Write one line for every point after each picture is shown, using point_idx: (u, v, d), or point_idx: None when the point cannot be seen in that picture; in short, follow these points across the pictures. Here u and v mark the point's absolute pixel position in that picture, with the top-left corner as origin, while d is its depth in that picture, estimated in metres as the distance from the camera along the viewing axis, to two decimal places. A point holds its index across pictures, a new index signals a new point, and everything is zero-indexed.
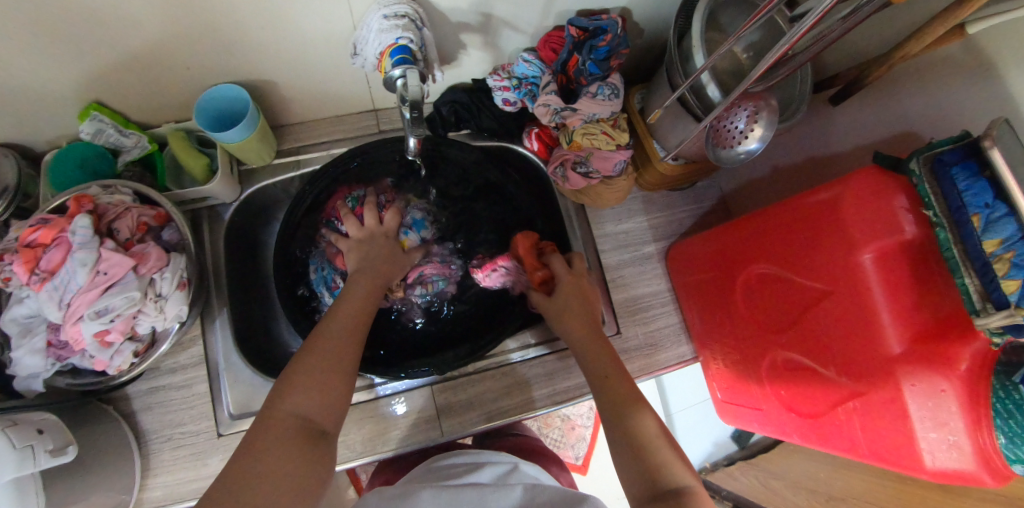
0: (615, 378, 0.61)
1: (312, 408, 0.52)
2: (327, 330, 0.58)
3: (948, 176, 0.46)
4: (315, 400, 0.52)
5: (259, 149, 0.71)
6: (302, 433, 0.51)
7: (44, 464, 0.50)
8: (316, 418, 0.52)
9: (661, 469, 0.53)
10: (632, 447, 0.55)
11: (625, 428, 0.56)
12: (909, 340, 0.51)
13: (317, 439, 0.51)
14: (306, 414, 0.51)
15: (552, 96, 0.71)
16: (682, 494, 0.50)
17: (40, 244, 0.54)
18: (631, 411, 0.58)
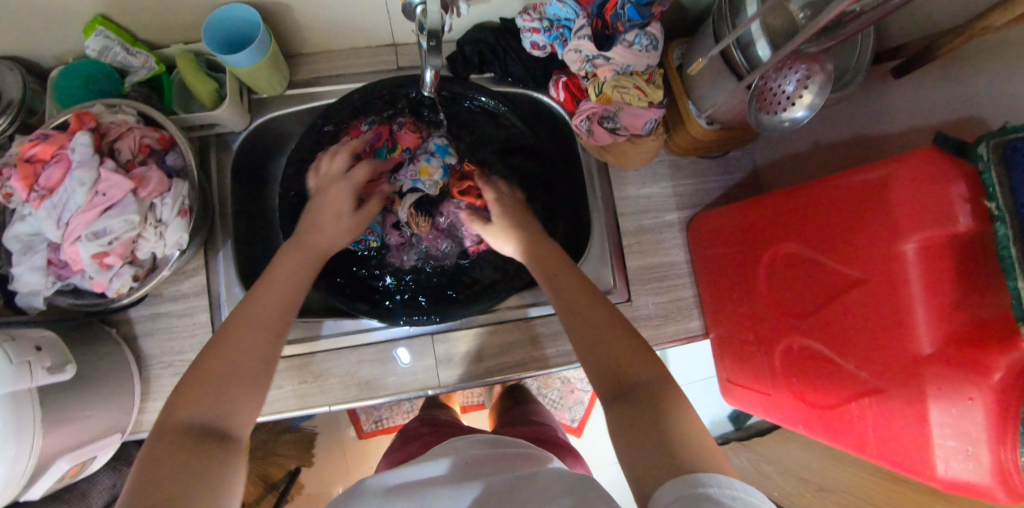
0: (595, 305, 0.57)
1: (207, 415, 0.46)
2: (229, 321, 0.52)
3: (1020, 167, 0.40)
4: (213, 399, 0.46)
5: (270, 78, 0.67)
6: (195, 435, 0.44)
7: (40, 380, 0.50)
8: (217, 422, 0.46)
9: (636, 374, 0.51)
10: (611, 370, 0.51)
11: (617, 359, 0.52)
12: (941, 341, 0.47)
13: (217, 441, 0.45)
14: (200, 421, 0.45)
15: (585, 41, 0.66)
16: (650, 394, 0.48)
17: (40, 160, 0.53)
18: (621, 344, 0.53)
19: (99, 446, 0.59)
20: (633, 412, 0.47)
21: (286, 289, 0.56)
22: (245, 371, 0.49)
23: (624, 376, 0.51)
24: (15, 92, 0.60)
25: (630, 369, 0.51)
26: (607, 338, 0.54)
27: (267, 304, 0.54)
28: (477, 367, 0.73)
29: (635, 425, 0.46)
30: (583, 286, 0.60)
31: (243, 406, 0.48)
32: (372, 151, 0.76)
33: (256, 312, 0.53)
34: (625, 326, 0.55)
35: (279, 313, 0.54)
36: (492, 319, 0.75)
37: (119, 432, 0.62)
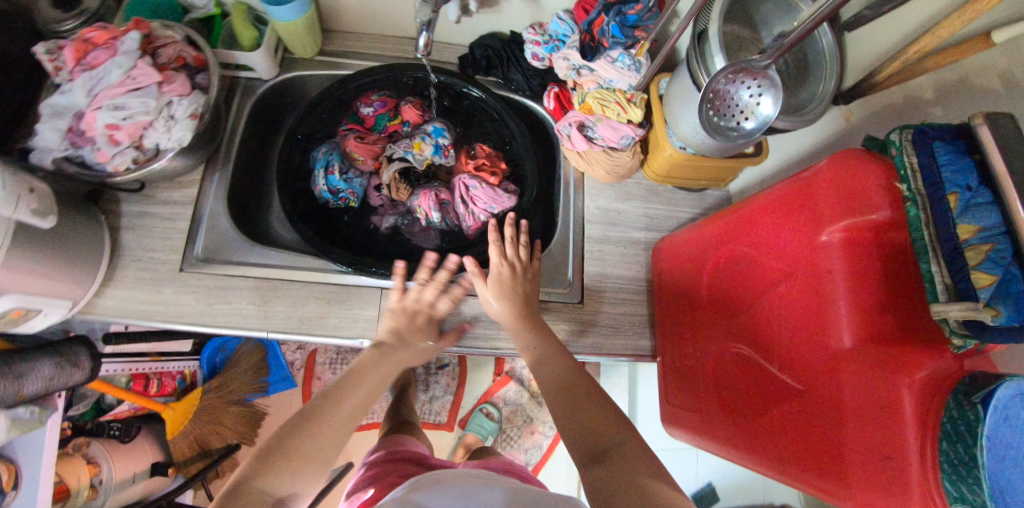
0: (587, 403, 0.57)
1: (285, 489, 0.50)
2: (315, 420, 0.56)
3: (928, 149, 0.42)
4: (288, 478, 0.51)
5: (304, 37, 0.78)
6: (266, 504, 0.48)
7: (21, 215, 0.56)
8: (279, 491, 0.50)
9: (611, 436, 0.52)
10: (588, 438, 0.53)
11: (596, 424, 0.54)
12: (861, 336, 0.46)
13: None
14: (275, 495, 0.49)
15: (573, 51, 0.73)
16: (623, 453, 0.50)
17: (93, 43, 0.65)
18: (602, 416, 0.55)
19: (48, 302, 0.63)
20: (609, 470, 0.48)
21: (365, 397, 0.62)
22: (323, 452, 0.54)
23: (599, 440, 0.52)
24: (94, 4, 0.77)
25: (599, 436, 0.53)
26: (591, 407, 0.56)
27: (361, 382, 0.63)
28: None
29: (607, 481, 0.47)
30: (573, 369, 0.63)
31: (296, 479, 0.51)
32: (374, 116, 0.85)
33: (331, 426, 0.56)
34: (609, 404, 0.57)
35: (354, 415, 0.60)
36: (445, 289, 0.75)
37: (69, 300, 0.66)
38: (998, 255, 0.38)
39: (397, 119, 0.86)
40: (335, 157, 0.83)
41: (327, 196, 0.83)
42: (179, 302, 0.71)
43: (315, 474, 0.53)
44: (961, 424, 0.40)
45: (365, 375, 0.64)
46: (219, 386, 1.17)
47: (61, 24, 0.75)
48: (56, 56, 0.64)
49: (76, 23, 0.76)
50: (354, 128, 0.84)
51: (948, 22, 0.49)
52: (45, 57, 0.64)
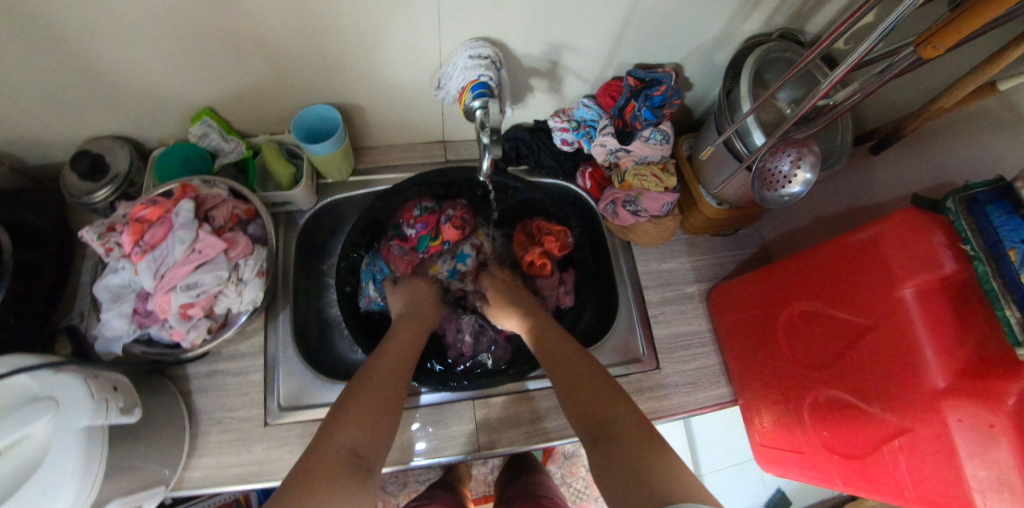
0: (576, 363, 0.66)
1: (356, 441, 0.55)
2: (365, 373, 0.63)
3: (984, 213, 0.50)
4: (359, 434, 0.55)
5: (340, 164, 0.79)
6: (343, 459, 0.52)
7: (112, 419, 0.56)
8: (355, 449, 0.54)
9: (606, 414, 0.59)
10: (593, 413, 0.60)
11: (594, 403, 0.61)
12: (952, 375, 0.52)
13: (363, 471, 0.53)
14: (351, 447, 0.54)
15: (610, 138, 0.78)
16: (622, 434, 0.56)
17: (147, 220, 0.62)
18: (594, 382, 0.63)
19: (146, 495, 0.60)
20: (607, 448, 0.55)
21: (398, 361, 0.67)
22: (364, 415, 0.57)
23: (596, 416, 0.59)
24: (122, 167, 0.72)
25: (596, 411, 0.60)
26: (590, 385, 0.63)
27: (388, 358, 0.67)
28: (516, 433, 0.75)
29: (611, 457, 0.54)
30: (572, 345, 0.70)
31: (357, 433, 0.55)
32: (417, 237, 0.87)
33: (376, 393, 0.60)
34: (603, 378, 0.64)
35: (398, 370, 0.65)
36: (529, 386, 0.78)
37: (163, 485, 0.63)
38: None
39: (438, 239, 0.88)
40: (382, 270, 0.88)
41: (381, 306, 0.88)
42: (272, 458, 0.69)
43: (380, 424, 0.58)
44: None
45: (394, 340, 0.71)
46: None
47: (92, 196, 0.70)
48: (108, 240, 0.62)
49: (109, 190, 0.71)
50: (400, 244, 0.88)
51: (961, 85, 0.54)
52: (96, 242, 0.61)
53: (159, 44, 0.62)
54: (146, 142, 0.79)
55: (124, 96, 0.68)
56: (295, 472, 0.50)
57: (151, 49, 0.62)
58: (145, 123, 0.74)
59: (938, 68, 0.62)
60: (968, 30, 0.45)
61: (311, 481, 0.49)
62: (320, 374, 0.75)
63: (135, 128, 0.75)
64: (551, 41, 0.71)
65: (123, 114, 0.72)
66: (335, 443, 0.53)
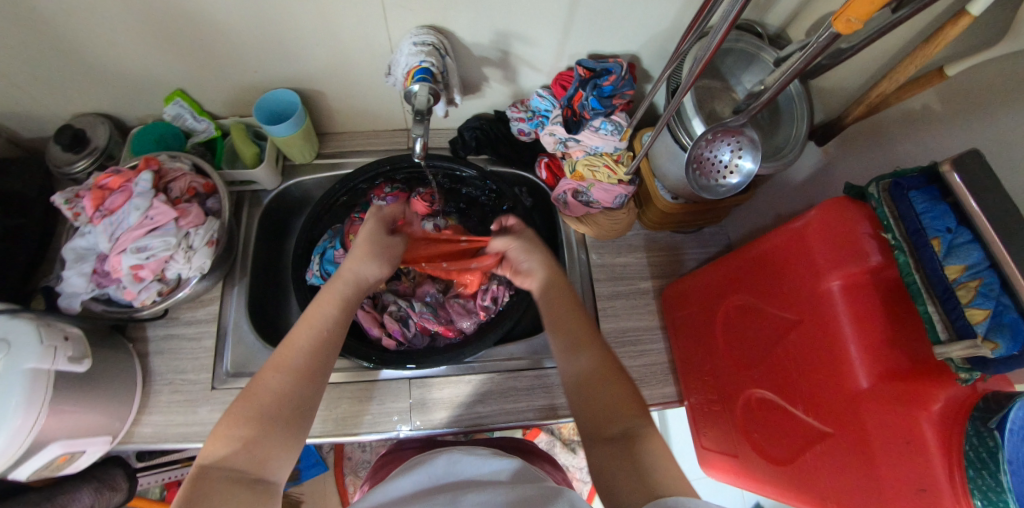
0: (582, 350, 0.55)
1: (251, 460, 0.45)
2: (271, 361, 0.51)
3: (906, 198, 0.46)
4: (251, 452, 0.45)
5: (302, 147, 0.83)
6: (235, 483, 0.43)
7: (60, 365, 0.60)
8: (250, 469, 0.44)
9: (620, 413, 0.49)
10: (603, 417, 0.50)
11: (605, 407, 0.50)
12: (876, 375, 0.49)
13: (260, 490, 0.44)
14: (243, 468, 0.44)
15: (558, 126, 0.79)
16: (633, 439, 0.47)
17: (109, 188, 0.67)
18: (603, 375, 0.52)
19: (91, 442, 0.65)
20: (614, 455, 0.46)
21: (306, 351, 0.52)
22: (259, 429, 0.46)
23: (608, 421, 0.49)
24: (101, 140, 0.78)
25: (608, 411, 0.50)
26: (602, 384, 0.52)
27: (295, 345, 0.52)
28: (450, 414, 0.74)
29: (616, 471, 0.44)
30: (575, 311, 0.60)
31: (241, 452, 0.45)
32: None
33: (275, 398, 0.48)
34: (625, 382, 0.52)
35: (312, 357, 0.52)
36: (468, 371, 0.77)
37: (110, 436, 0.68)
38: (987, 289, 0.41)
39: None
40: (336, 245, 0.88)
41: (319, 282, 0.86)
42: (215, 420, 0.73)
43: (278, 434, 0.47)
44: (994, 457, 0.41)
45: (311, 320, 0.55)
46: None
47: (72, 166, 0.77)
48: (75, 205, 0.67)
49: (88, 162, 0.77)
50: (365, 218, 0.90)
51: (903, 68, 0.53)
52: (63, 206, 0.67)
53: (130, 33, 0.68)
54: (129, 122, 0.86)
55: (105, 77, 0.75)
56: (183, 496, 0.41)
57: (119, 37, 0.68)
58: (125, 103, 0.81)
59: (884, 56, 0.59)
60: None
61: (191, 506, 0.40)
62: (269, 343, 0.79)
63: (118, 108, 0.82)
64: (500, 30, 0.72)
65: (105, 95, 0.78)
66: (213, 464, 0.44)
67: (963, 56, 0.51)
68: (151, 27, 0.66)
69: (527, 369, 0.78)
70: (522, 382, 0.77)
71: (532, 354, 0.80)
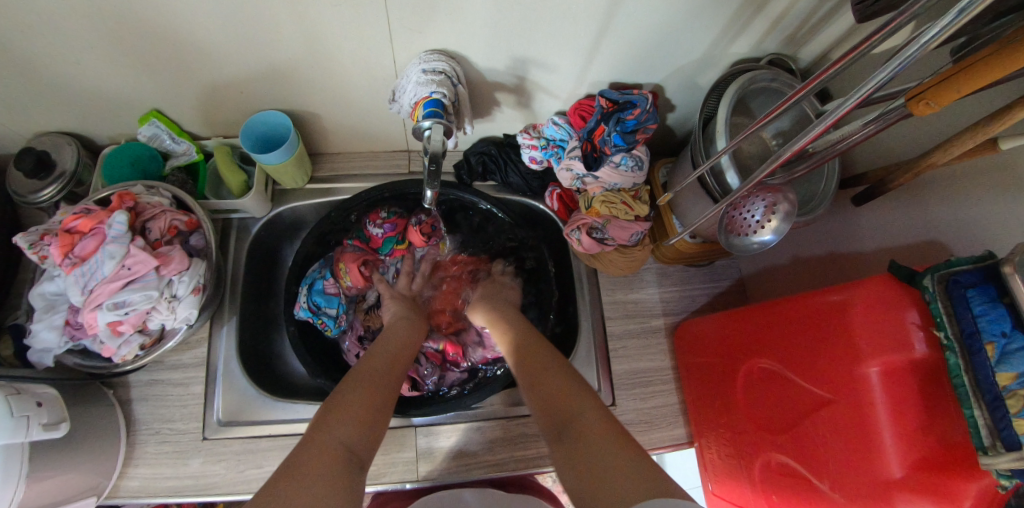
0: (540, 359, 0.60)
1: (353, 437, 0.48)
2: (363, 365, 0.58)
3: (963, 298, 0.44)
4: (356, 431, 0.48)
5: (294, 172, 0.76)
6: (338, 454, 0.45)
7: (35, 436, 0.54)
8: (356, 449, 0.47)
9: (569, 408, 0.52)
10: (558, 409, 0.53)
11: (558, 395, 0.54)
12: (909, 466, 0.48)
13: (356, 471, 0.45)
14: (347, 443, 0.47)
15: (576, 161, 0.73)
16: (587, 431, 0.48)
17: (79, 231, 0.60)
18: (550, 374, 0.57)
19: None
20: (572, 451, 0.48)
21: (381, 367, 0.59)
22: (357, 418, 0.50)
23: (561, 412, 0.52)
24: (69, 164, 0.71)
25: (565, 405, 0.52)
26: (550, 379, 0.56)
27: (376, 361, 0.60)
28: (453, 465, 0.72)
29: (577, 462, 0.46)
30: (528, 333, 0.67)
31: (354, 431, 0.48)
32: (382, 237, 0.85)
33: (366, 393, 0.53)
34: (571, 374, 0.56)
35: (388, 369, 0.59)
36: (475, 416, 0.75)
37: (94, 495, 0.63)
38: None
39: (404, 243, 0.88)
40: (325, 275, 0.84)
41: (307, 314, 0.80)
42: (208, 472, 0.68)
43: (375, 423, 0.51)
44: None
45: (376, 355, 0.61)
46: None
47: (37, 194, 0.70)
48: (40, 248, 0.60)
49: (55, 189, 0.70)
50: (358, 245, 0.87)
51: (960, 142, 0.48)
52: (28, 251, 0.59)
53: (97, 50, 0.59)
54: (97, 139, 0.77)
55: (68, 93, 0.66)
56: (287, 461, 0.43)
57: (84, 54, 0.60)
58: (93, 120, 0.72)
59: (931, 114, 0.56)
60: (965, 89, 0.38)
61: (305, 469, 0.42)
62: (263, 391, 0.75)
63: (84, 125, 0.73)
64: (518, 57, 0.66)
65: (69, 112, 0.70)
66: (330, 436, 0.46)
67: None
68: (119, 37, 0.58)
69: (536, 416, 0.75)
70: (529, 428, 0.74)
71: None
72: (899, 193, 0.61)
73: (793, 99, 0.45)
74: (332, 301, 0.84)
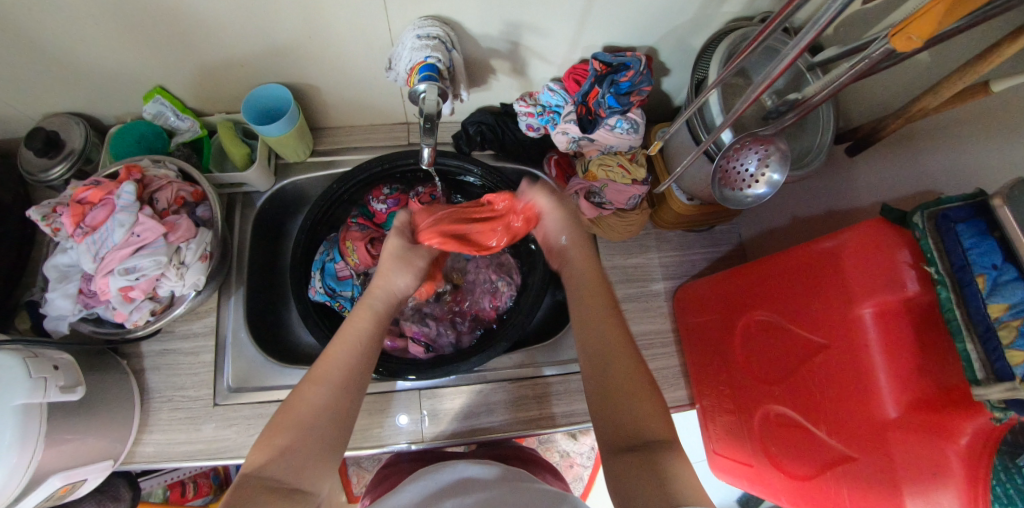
0: (604, 330, 0.57)
1: (287, 470, 0.45)
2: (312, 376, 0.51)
3: (952, 231, 0.45)
4: (290, 461, 0.45)
5: (296, 145, 0.77)
6: (272, 491, 0.43)
7: (52, 397, 0.56)
8: (293, 480, 0.44)
9: (642, 429, 0.49)
10: (624, 425, 0.50)
11: (631, 421, 0.50)
12: (905, 405, 0.48)
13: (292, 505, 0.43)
14: (279, 478, 0.44)
15: (572, 125, 0.75)
16: (655, 450, 0.47)
17: (89, 202, 0.62)
18: (635, 387, 0.52)
19: (92, 470, 0.62)
20: (637, 466, 0.45)
21: (348, 362, 0.53)
22: (307, 445, 0.47)
23: (630, 430, 0.49)
24: (77, 143, 0.73)
25: (642, 427, 0.49)
26: (631, 399, 0.51)
27: (342, 356, 0.53)
28: (461, 424, 0.73)
29: (642, 480, 0.44)
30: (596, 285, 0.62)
31: (288, 458, 0.45)
32: (386, 212, 0.86)
33: (329, 398, 0.50)
34: (649, 389, 0.52)
35: (349, 368, 0.53)
36: (479, 380, 0.76)
37: (111, 459, 0.65)
38: None
39: None
40: (334, 257, 0.85)
41: (323, 298, 0.83)
42: (221, 437, 0.70)
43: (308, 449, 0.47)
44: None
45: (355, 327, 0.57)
46: None
47: (47, 172, 0.72)
48: (53, 220, 0.62)
49: (64, 167, 0.72)
50: (363, 223, 0.86)
51: (949, 83, 0.49)
52: (41, 223, 0.62)
53: (99, 27, 0.61)
54: (103, 119, 0.79)
55: (75, 73, 0.68)
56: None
57: (89, 32, 0.61)
58: (99, 100, 0.74)
59: (925, 60, 0.56)
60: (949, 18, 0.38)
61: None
62: (270, 358, 0.77)
63: (91, 105, 0.75)
64: (512, 22, 0.66)
65: (76, 92, 0.72)
66: (256, 472, 0.44)
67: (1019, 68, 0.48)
68: (121, 14, 0.59)
69: (537, 387, 0.76)
70: (533, 390, 0.75)
71: (539, 361, 0.78)
72: (892, 144, 0.62)
73: (760, 36, 0.46)
74: (346, 283, 0.86)
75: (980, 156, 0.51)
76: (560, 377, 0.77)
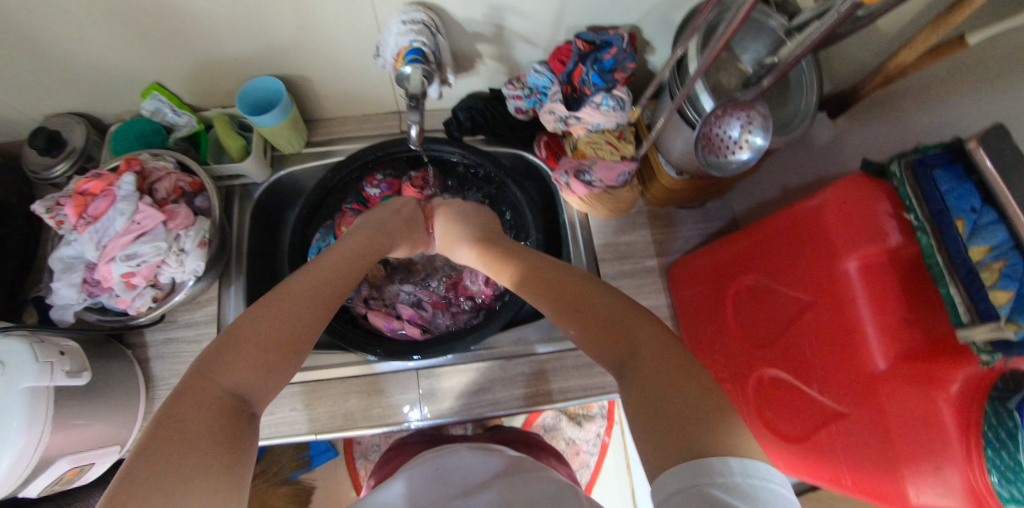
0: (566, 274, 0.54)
1: (242, 382, 0.42)
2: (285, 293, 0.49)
3: (929, 178, 0.46)
4: (248, 374, 0.42)
5: (290, 136, 0.79)
6: (223, 403, 0.40)
7: (59, 381, 0.57)
8: (240, 395, 0.42)
9: (630, 337, 0.45)
10: (613, 338, 0.46)
11: (614, 327, 0.46)
12: (894, 356, 0.48)
13: (240, 415, 0.40)
14: (233, 392, 0.41)
15: (558, 104, 0.75)
16: (655, 356, 0.42)
17: (91, 193, 0.64)
18: (606, 304, 0.49)
19: (99, 454, 0.64)
20: (637, 379, 0.42)
21: (322, 295, 0.52)
22: (263, 360, 0.44)
23: (619, 337, 0.46)
24: (78, 142, 0.76)
25: (625, 331, 0.46)
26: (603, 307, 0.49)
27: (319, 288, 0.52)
28: (459, 402, 0.74)
29: (648, 393, 0.40)
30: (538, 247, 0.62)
31: (245, 373, 0.42)
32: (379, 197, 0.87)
33: (299, 321, 0.48)
34: (621, 299, 0.49)
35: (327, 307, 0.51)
36: (475, 359, 0.77)
37: (118, 445, 0.67)
38: (1012, 271, 0.40)
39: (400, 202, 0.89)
40: (329, 242, 0.85)
41: None
42: None
43: (281, 367, 0.45)
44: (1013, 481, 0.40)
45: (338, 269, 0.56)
46: (262, 470, 1.03)
47: (51, 170, 0.74)
48: (56, 213, 0.64)
49: (67, 165, 0.74)
50: (357, 209, 0.87)
51: (924, 37, 0.50)
52: (45, 216, 0.64)
53: (96, 26, 0.63)
54: (104, 118, 0.82)
55: (75, 73, 0.70)
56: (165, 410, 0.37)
57: (86, 31, 0.64)
58: (99, 99, 0.77)
59: (902, 19, 0.56)
60: None
61: (180, 422, 0.37)
62: None
63: (91, 104, 0.78)
64: (493, 5, 0.68)
65: (77, 92, 0.74)
66: (215, 380, 0.40)
67: (992, 18, 0.48)
68: (116, 12, 0.62)
69: (534, 365, 0.76)
70: (528, 367, 0.76)
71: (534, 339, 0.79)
72: (876, 105, 0.62)
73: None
74: None
75: (959, 109, 0.52)
76: (556, 353, 0.77)
